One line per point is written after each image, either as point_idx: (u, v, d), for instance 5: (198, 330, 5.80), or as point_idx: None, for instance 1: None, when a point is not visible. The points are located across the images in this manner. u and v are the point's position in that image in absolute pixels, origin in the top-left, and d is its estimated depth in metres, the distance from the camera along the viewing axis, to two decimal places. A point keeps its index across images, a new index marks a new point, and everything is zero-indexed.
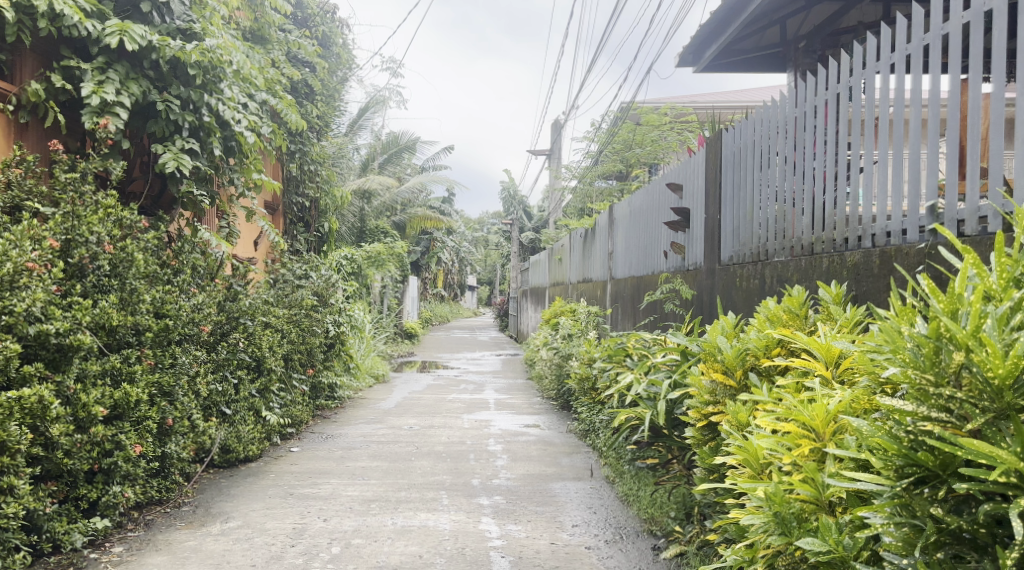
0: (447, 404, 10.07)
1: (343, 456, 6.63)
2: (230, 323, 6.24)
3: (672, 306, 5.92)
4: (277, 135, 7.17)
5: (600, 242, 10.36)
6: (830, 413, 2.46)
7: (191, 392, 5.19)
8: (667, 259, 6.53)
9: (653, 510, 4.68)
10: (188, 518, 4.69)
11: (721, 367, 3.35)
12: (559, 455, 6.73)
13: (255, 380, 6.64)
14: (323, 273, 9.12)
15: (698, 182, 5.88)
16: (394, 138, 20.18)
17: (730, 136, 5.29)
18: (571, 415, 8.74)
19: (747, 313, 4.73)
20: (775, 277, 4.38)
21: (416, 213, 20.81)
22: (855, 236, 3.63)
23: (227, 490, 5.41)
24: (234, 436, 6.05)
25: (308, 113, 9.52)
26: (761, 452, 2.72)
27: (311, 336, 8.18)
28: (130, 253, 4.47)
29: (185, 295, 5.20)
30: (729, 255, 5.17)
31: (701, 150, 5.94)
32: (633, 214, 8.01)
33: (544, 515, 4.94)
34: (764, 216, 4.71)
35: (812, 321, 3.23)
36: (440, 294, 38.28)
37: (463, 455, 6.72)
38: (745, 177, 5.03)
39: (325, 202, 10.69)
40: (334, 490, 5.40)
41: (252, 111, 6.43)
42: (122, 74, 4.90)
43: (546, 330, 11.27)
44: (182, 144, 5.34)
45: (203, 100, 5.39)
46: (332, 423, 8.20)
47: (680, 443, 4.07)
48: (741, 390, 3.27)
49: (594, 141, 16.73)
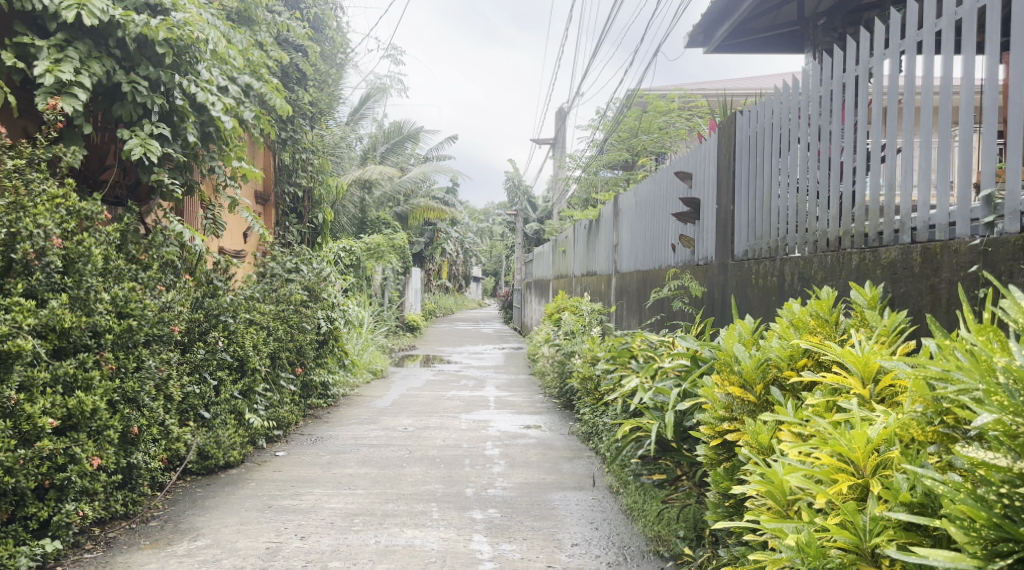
0: (446, 402, 9.68)
1: (330, 461, 6.25)
2: (209, 321, 5.88)
3: (681, 304, 5.49)
4: (262, 121, 6.77)
5: (605, 233, 9.95)
6: (871, 443, 2.06)
7: (162, 397, 4.84)
8: (675, 253, 6.11)
9: (659, 528, 4.30)
10: (154, 535, 4.32)
11: (738, 379, 2.94)
12: (560, 461, 6.34)
13: (237, 381, 6.26)
14: (315, 266, 8.72)
15: (709, 170, 5.45)
16: (396, 126, 19.80)
17: (745, 120, 4.86)
18: (573, 415, 8.36)
19: (764, 313, 4.30)
20: (796, 274, 3.94)
21: (419, 203, 20.39)
22: (891, 229, 3.21)
23: (201, 501, 5.03)
24: (213, 441, 5.68)
25: (298, 99, 9.10)
26: (788, 486, 2.34)
27: (300, 333, 7.79)
28: (88, 248, 4.12)
29: (147, 288, 4.76)
30: (743, 249, 4.75)
31: (712, 136, 5.50)
32: (639, 205, 7.59)
33: (541, 531, 4.55)
34: (783, 207, 4.29)
35: (843, 329, 2.82)
36: (445, 285, 37.86)
37: (458, 460, 6.33)
38: (763, 165, 4.60)
39: (319, 192, 10.29)
40: (316, 502, 5.02)
41: (233, 95, 6.05)
42: (83, 51, 4.52)
43: (548, 325, 10.88)
44: (150, 129, 4.94)
45: (174, 81, 5.06)
46: (323, 424, 7.82)
47: (689, 459, 3.67)
48: (761, 406, 2.87)
49: (599, 128, 16.33)
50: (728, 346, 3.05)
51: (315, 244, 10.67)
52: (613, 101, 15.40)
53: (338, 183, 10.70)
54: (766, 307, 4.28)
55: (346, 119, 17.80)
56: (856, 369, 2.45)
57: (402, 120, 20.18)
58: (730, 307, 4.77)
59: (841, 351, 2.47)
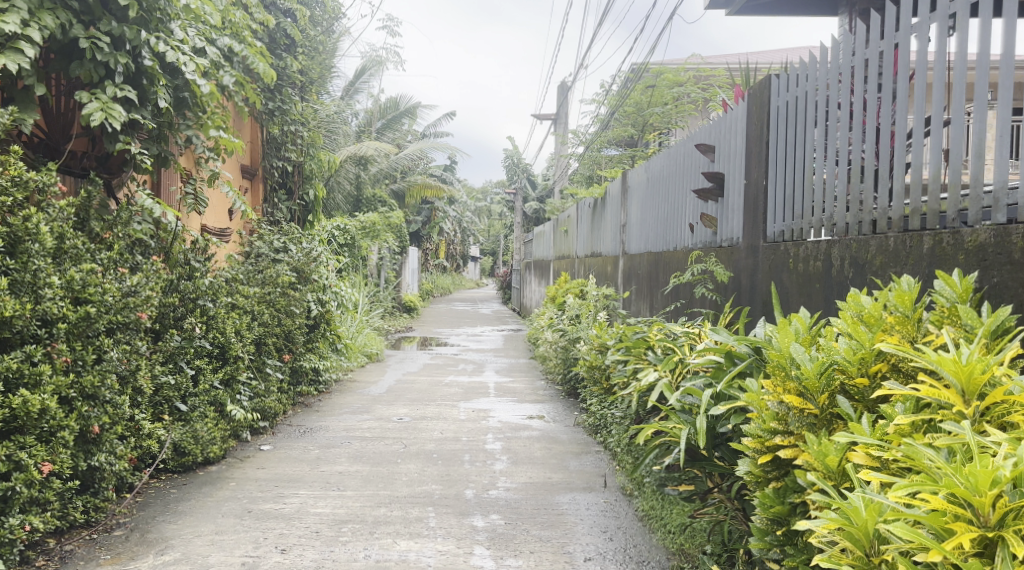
0: (444, 388, 9.20)
1: (319, 457, 5.78)
2: (184, 306, 5.39)
3: (703, 291, 4.99)
4: (244, 88, 6.24)
5: (611, 213, 9.45)
6: (1002, 483, 1.59)
7: (128, 391, 4.37)
8: (694, 233, 5.60)
9: (682, 541, 3.84)
10: (117, 547, 3.86)
11: (795, 386, 2.47)
12: (567, 457, 5.87)
13: (218, 370, 5.78)
14: (305, 246, 8.20)
15: (735, 142, 4.92)
16: (393, 101, 19.25)
17: (774, 86, 4.34)
18: (578, 405, 7.90)
19: (803, 302, 3.81)
20: (846, 259, 3.44)
21: (415, 180, 19.77)
22: (979, 206, 2.70)
23: (175, 504, 4.56)
24: (190, 436, 5.21)
25: (287, 66, 8.55)
26: (874, 527, 1.90)
27: (288, 317, 7.28)
28: (37, 226, 3.67)
29: (107, 270, 4.26)
30: (776, 230, 4.24)
31: (739, 104, 4.97)
32: (652, 181, 7.09)
33: (550, 542, 4.09)
34: (823, 183, 3.78)
35: (926, 327, 2.34)
36: (444, 264, 37.21)
37: (457, 456, 5.87)
38: (797, 136, 4.09)
39: (309, 166, 9.71)
40: (301, 506, 4.56)
41: (210, 57, 5.53)
42: (33, 2, 4.00)
43: (552, 309, 10.40)
44: (114, 92, 4.41)
45: (141, 39, 4.54)
46: (313, 414, 7.34)
47: (723, 470, 3.21)
48: (824, 420, 2.41)
49: (604, 103, 15.78)
50: (781, 346, 2.57)
51: (307, 222, 10.12)
52: (619, 74, 14.85)
53: (330, 158, 10.15)
54: (808, 297, 3.76)
55: (341, 94, 17.26)
56: (956, 380, 1.97)
57: (398, 95, 19.58)
58: (762, 293, 4.28)
59: (935, 359, 2.00)
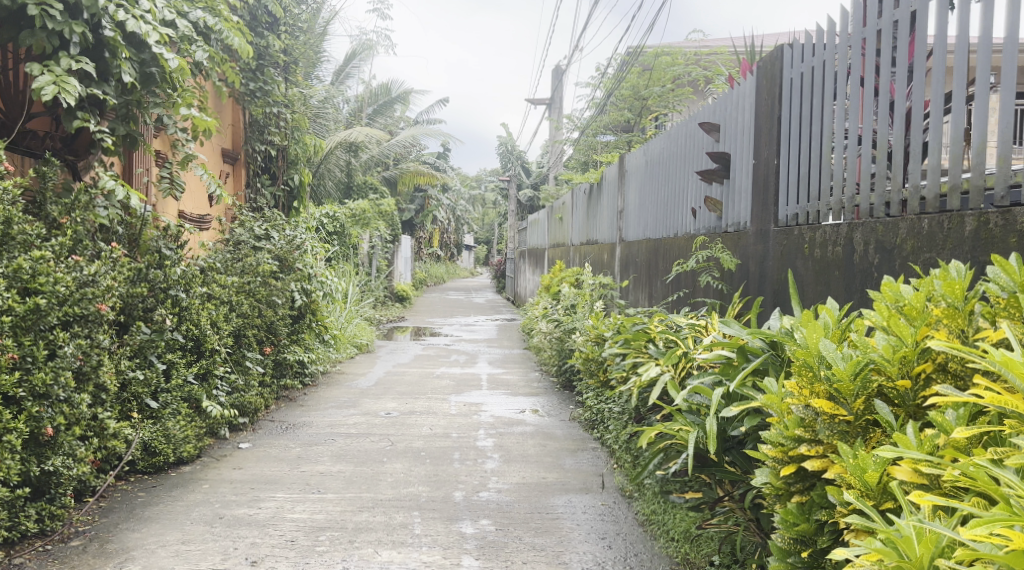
0: (435, 381, 8.87)
1: (300, 456, 5.45)
2: (155, 296, 5.05)
3: (708, 279, 4.67)
4: (218, 66, 5.87)
5: (608, 199, 9.12)
6: None
7: (89, 388, 4.05)
8: (697, 218, 5.29)
9: (689, 551, 3.54)
10: (72, 559, 3.54)
11: (825, 389, 2.16)
12: (562, 455, 5.56)
13: (192, 364, 5.45)
14: (288, 233, 7.83)
15: (742, 120, 4.59)
16: (384, 87, 18.87)
17: (787, 57, 4.00)
18: (573, 398, 7.58)
19: (819, 292, 3.50)
20: (871, 243, 3.13)
21: (408, 167, 19.34)
22: None
23: (142, 509, 4.24)
24: (161, 435, 4.89)
25: (268, 45, 8.16)
26: (931, 562, 1.60)
27: (269, 308, 6.94)
28: None
29: (59, 258, 3.90)
30: (788, 213, 3.92)
31: (746, 78, 4.63)
32: (651, 164, 6.77)
33: (545, 552, 3.78)
34: (842, 161, 3.45)
35: (978, 322, 2.03)
36: (438, 252, 36.82)
37: (446, 455, 5.55)
38: (812, 111, 3.76)
39: (294, 150, 9.33)
40: (277, 512, 4.24)
41: (181, 30, 5.16)
42: None
43: (546, 299, 10.08)
44: (68, 64, 4.04)
45: (99, 7, 4.18)
46: (297, 408, 7.02)
47: (736, 476, 2.91)
48: (857, 427, 2.11)
49: (600, 88, 15.42)
50: (807, 342, 2.27)
51: (291, 208, 9.75)
52: (616, 57, 14.48)
53: (316, 143, 9.80)
54: (825, 285, 3.45)
55: (331, 78, 16.90)
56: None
57: (390, 81, 19.21)
58: (774, 281, 3.97)
59: (999, 360, 1.69)
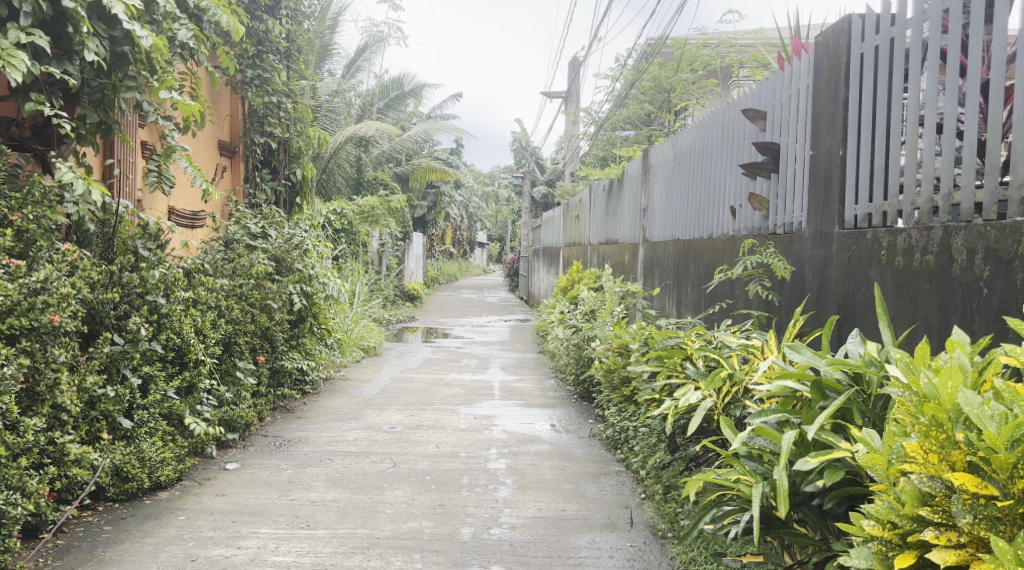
0: (444, 389, 8.29)
1: (292, 480, 4.90)
2: (128, 302, 4.53)
3: (757, 289, 4.07)
4: (200, 46, 5.30)
5: (630, 195, 8.52)
6: None
7: (43, 409, 3.52)
8: (738, 217, 4.70)
9: None
10: None
11: (968, 457, 1.58)
12: (584, 481, 4.98)
13: (174, 377, 4.90)
14: (288, 232, 7.28)
15: (795, 105, 4.00)
16: (397, 81, 18.35)
17: (857, 28, 3.39)
18: (592, 412, 7.00)
19: (903, 307, 2.90)
20: (978, 252, 2.53)
21: (420, 162, 18.64)
22: None
23: (104, 548, 3.70)
24: (135, 458, 4.35)
25: (268, 30, 7.58)
26: None
27: (263, 313, 6.39)
28: None
29: None
30: (857, 213, 3.32)
31: (798, 56, 4.03)
32: (680, 157, 6.19)
33: None
34: (930, 153, 2.86)
35: None
36: (451, 251, 36.24)
37: (454, 480, 4.98)
38: (888, 94, 3.16)
39: (296, 143, 8.78)
40: (258, 553, 3.70)
41: (165, 5, 4.66)
42: None
43: (564, 302, 9.49)
44: (18, 36, 3.54)
45: None
46: (294, 422, 6.47)
47: (808, 541, 2.33)
48: (1015, 515, 1.53)
49: (619, 79, 14.78)
50: (934, 390, 1.68)
51: (294, 205, 9.20)
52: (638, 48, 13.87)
53: (320, 135, 9.24)
54: (910, 301, 2.86)
55: (341, 72, 16.33)
56: None
57: (402, 74, 18.63)
58: (838, 293, 3.38)
59: None
